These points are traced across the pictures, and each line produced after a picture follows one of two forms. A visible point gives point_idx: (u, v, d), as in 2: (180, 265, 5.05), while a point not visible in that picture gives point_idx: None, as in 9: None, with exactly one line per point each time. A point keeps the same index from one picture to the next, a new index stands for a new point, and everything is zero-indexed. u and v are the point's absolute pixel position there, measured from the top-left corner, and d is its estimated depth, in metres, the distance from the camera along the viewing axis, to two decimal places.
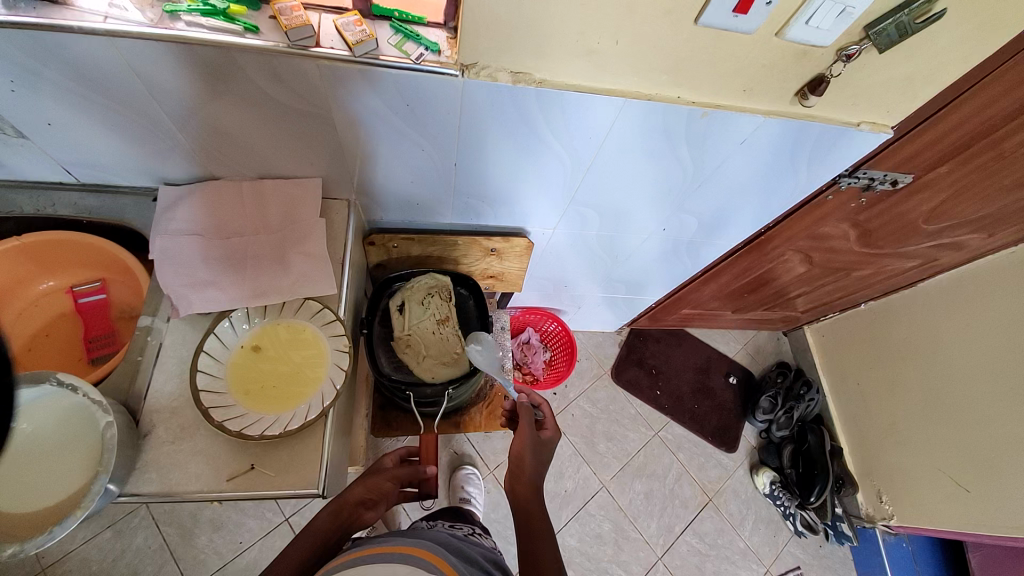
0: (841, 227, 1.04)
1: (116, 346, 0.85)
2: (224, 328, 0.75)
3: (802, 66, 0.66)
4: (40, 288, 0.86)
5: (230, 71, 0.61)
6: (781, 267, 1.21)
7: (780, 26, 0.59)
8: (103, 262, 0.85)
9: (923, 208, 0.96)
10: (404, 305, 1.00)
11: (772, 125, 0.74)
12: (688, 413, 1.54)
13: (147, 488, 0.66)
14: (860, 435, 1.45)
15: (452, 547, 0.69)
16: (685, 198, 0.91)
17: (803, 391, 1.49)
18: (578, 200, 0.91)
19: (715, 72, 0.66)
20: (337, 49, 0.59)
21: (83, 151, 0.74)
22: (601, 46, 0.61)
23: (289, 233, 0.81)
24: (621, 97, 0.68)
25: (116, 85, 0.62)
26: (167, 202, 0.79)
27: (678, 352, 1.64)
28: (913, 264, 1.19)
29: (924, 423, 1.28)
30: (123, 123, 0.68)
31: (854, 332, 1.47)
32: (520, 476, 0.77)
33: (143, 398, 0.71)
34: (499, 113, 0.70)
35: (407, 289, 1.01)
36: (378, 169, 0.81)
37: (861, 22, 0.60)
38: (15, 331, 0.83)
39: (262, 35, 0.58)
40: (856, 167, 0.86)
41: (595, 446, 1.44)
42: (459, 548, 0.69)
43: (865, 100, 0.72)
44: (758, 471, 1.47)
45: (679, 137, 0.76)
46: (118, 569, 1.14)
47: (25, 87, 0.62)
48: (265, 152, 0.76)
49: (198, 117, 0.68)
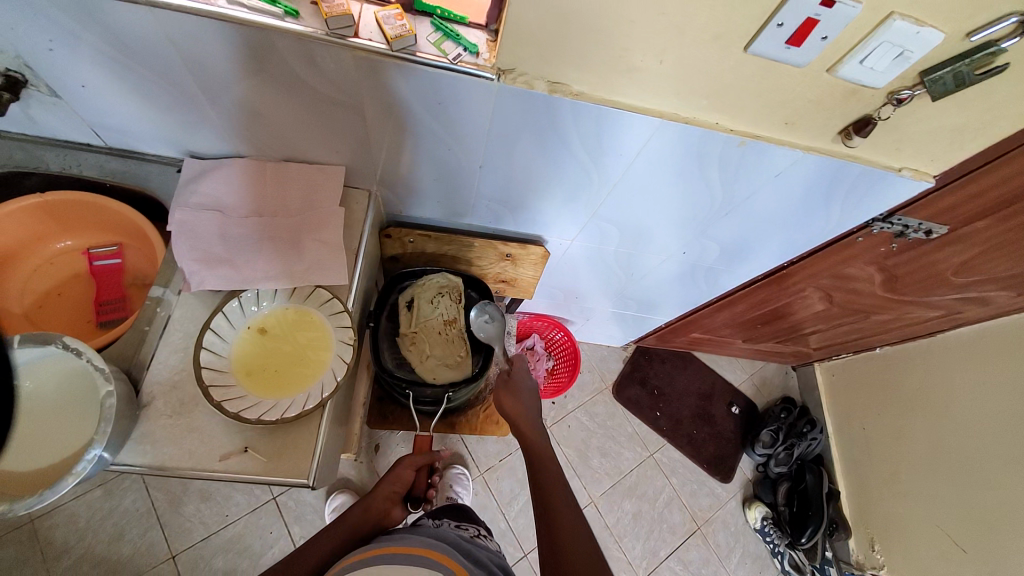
0: (867, 270, 1.01)
1: (126, 313, 0.85)
2: (232, 308, 0.74)
3: (849, 105, 0.63)
4: (57, 247, 0.87)
5: (266, 53, 0.60)
6: (800, 302, 1.18)
7: (832, 62, 0.57)
8: (122, 227, 0.85)
9: (954, 260, 0.93)
10: (413, 302, 1.00)
11: (809, 161, 0.72)
12: (685, 438, 1.51)
13: (140, 459, 0.66)
14: (860, 480, 1.42)
15: (461, 548, 0.68)
16: (709, 224, 0.89)
17: (806, 429, 1.45)
18: (600, 215, 0.89)
19: (758, 102, 0.64)
20: (376, 42, 0.59)
21: (113, 116, 0.74)
22: (644, 65, 0.60)
23: (306, 218, 0.80)
24: (658, 118, 0.66)
25: (152, 56, 0.62)
26: (191, 175, 0.79)
27: (682, 375, 1.61)
28: (934, 315, 1.15)
29: (927, 477, 1.24)
30: (156, 93, 0.68)
31: (864, 376, 1.44)
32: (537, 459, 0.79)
33: (145, 368, 0.71)
34: (531, 121, 0.68)
35: (417, 287, 1.01)
36: (401, 163, 0.80)
37: (917, 67, 0.57)
38: (29, 286, 0.84)
39: (302, 21, 0.57)
40: (891, 212, 0.83)
41: (588, 460, 1.42)
42: (468, 549, 0.69)
43: (909, 147, 0.69)
44: (751, 505, 1.45)
45: (712, 163, 0.74)
46: (105, 528, 1.16)
47: (61, 47, 0.61)
48: (292, 135, 0.75)
49: (229, 95, 0.68)
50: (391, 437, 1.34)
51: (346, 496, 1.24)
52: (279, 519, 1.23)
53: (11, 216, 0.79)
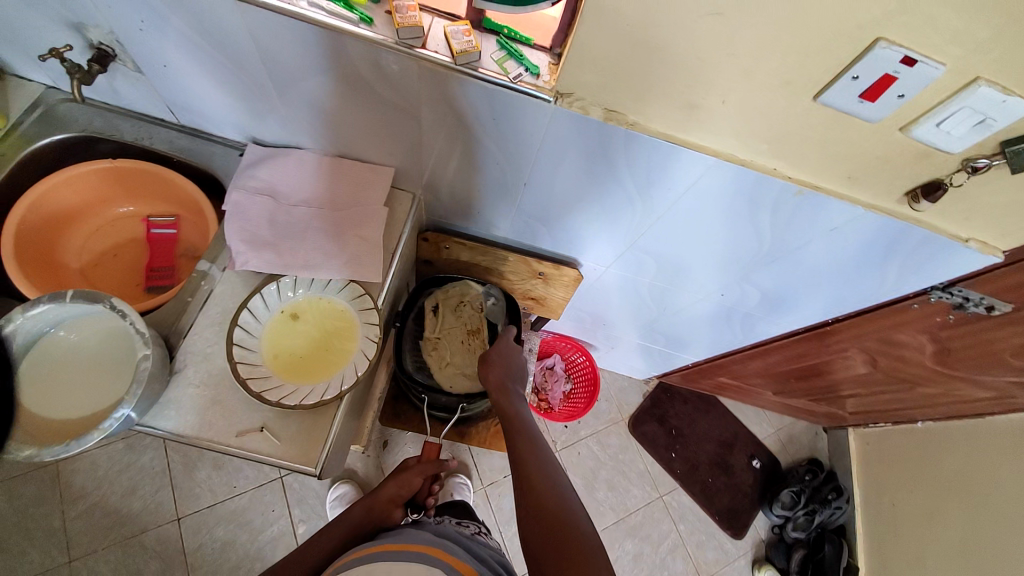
0: (918, 338, 0.95)
1: (171, 281, 0.89)
2: (270, 291, 0.77)
3: (918, 167, 0.60)
4: (119, 212, 0.92)
5: (336, 54, 0.63)
6: (840, 362, 1.12)
7: (907, 121, 0.54)
8: (180, 200, 0.89)
9: (1014, 342, 0.86)
10: (437, 308, 1.01)
11: (868, 219, 0.68)
12: (699, 485, 1.45)
13: (163, 423, 0.69)
14: (883, 558, 1.34)
15: (462, 544, 0.68)
16: (751, 269, 0.86)
17: (831, 496, 1.39)
18: (639, 245, 0.88)
19: (819, 152, 0.61)
20: (441, 55, 0.60)
21: (190, 96, 0.79)
22: (705, 103, 0.59)
23: (350, 214, 0.83)
24: (712, 157, 0.65)
25: (232, 46, 0.66)
26: (251, 160, 0.84)
27: (704, 419, 1.55)
28: (986, 396, 1.06)
29: (955, 568, 1.15)
30: (231, 80, 0.72)
31: (900, 448, 1.35)
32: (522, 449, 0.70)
33: (182, 337, 0.74)
34: (582, 145, 0.68)
35: (442, 294, 1.01)
36: (447, 171, 0.81)
37: (997, 137, 0.54)
38: (92, 245, 0.90)
39: (375, 28, 0.60)
40: (951, 282, 0.78)
41: (594, 491, 1.38)
42: (469, 546, 0.68)
43: (981, 218, 0.65)
44: (760, 567, 1.38)
45: (764, 208, 0.71)
46: (121, 480, 1.21)
47: (152, 28, 0.66)
48: (349, 132, 0.78)
49: (296, 89, 0.71)
50: (402, 436, 1.35)
51: (349, 487, 1.25)
52: (282, 499, 1.25)
53: (83, 177, 0.85)
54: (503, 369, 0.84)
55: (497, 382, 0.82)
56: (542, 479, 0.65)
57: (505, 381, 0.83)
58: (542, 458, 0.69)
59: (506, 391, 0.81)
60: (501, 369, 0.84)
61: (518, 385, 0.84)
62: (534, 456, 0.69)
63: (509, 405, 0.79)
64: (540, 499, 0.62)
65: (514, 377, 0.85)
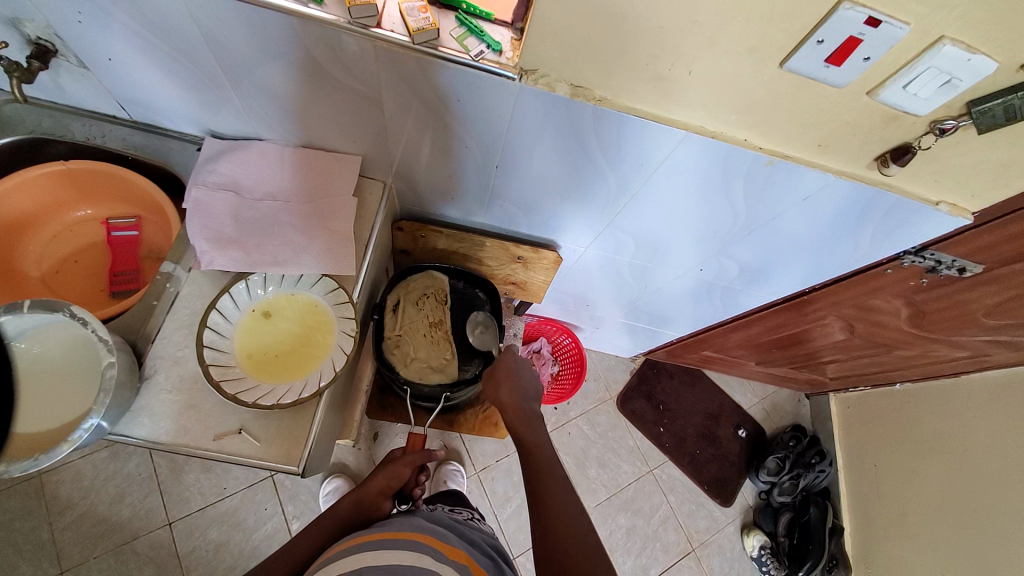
0: (894, 303, 0.96)
1: (137, 285, 0.86)
2: (238, 290, 0.74)
3: (888, 132, 0.60)
4: (77, 216, 0.88)
5: (288, 39, 0.60)
6: (820, 330, 1.13)
7: (874, 84, 0.54)
8: (140, 200, 0.86)
9: (986, 301, 0.87)
10: (398, 305, 0.97)
11: (839, 186, 0.68)
12: (687, 457, 1.48)
13: (136, 431, 0.67)
14: (866, 519, 1.38)
15: (454, 529, 0.68)
16: (728, 242, 0.86)
17: (815, 460, 1.41)
18: (616, 224, 0.87)
19: (789, 121, 0.61)
20: (398, 34, 0.58)
21: (139, 90, 0.75)
22: (672, 74, 0.57)
23: (319, 205, 0.81)
24: (683, 130, 0.64)
25: (179, 36, 0.62)
26: (211, 155, 0.81)
27: (690, 393, 1.57)
28: (961, 356, 1.08)
29: (935, 525, 1.19)
30: (181, 71, 0.69)
31: (880, 411, 1.38)
32: (538, 465, 0.71)
33: (151, 342, 0.72)
34: (552, 124, 0.66)
35: (403, 289, 0.99)
36: (418, 156, 0.79)
37: (964, 97, 0.53)
38: (49, 252, 0.86)
39: (326, 8, 0.57)
40: (924, 246, 0.79)
41: (586, 470, 1.40)
42: (461, 531, 0.68)
43: (949, 180, 0.65)
44: (749, 532, 1.42)
45: (737, 179, 0.71)
46: (108, 489, 1.18)
47: (89, 20, 0.62)
48: (311, 121, 0.75)
49: (251, 78, 0.68)
50: (391, 427, 1.34)
51: (342, 481, 1.24)
52: (275, 497, 1.25)
53: (35, 181, 0.81)
54: (514, 389, 0.82)
55: (510, 404, 0.81)
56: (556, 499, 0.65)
57: (518, 404, 0.81)
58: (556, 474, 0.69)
59: (521, 415, 0.79)
60: (512, 391, 0.82)
61: (533, 405, 0.82)
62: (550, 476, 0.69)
63: (526, 431, 0.77)
64: (552, 518, 0.63)
65: (526, 396, 0.83)
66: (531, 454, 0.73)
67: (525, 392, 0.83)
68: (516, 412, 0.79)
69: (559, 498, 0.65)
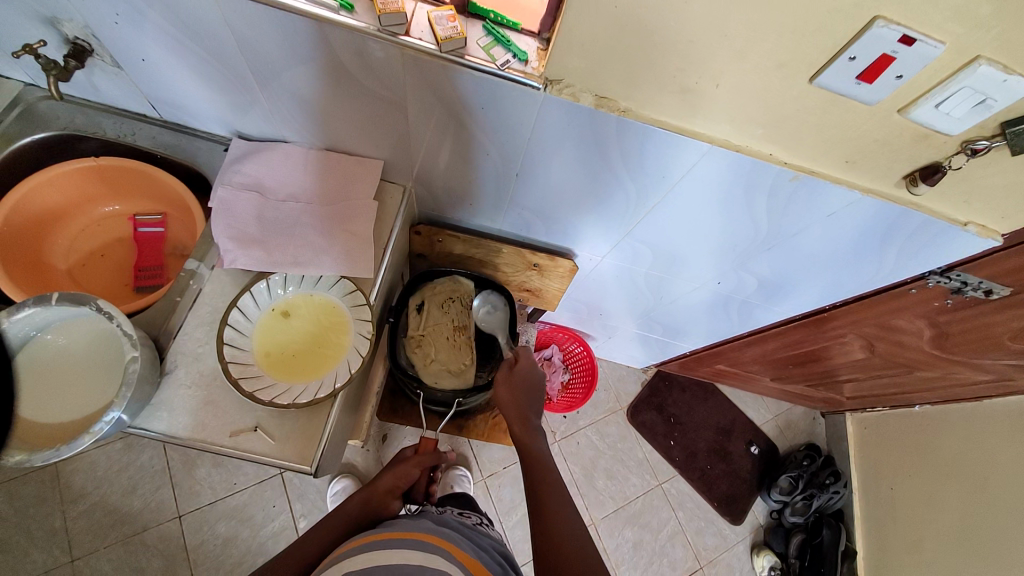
0: (917, 323, 0.94)
1: (161, 280, 0.88)
2: (259, 289, 0.75)
3: (919, 149, 0.59)
4: (104, 211, 0.90)
5: (320, 47, 0.61)
6: (840, 347, 1.11)
7: (905, 102, 0.53)
8: (167, 197, 0.88)
9: (1012, 325, 0.85)
10: (423, 305, 0.98)
11: (866, 204, 0.67)
12: (698, 472, 1.46)
13: (155, 424, 0.68)
14: (880, 543, 1.35)
15: (464, 533, 0.68)
16: (748, 256, 0.85)
17: (828, 481, 1.40)
18: (634, 235, 0.87)
19: (816, 137, 0.60)
20: (425, 42, 0.59)
21: (170, 90, 0.77)
22: (698, 87, 0.57)
23: (341, 207, 0.82)
24: (706, 144, 0.63)
25: (211, 38, 0.64)
26: (237, 155, 0.82)
27: (702, 407, 1.55)
28: (984, 380, 1.06)
29: (951, 552, 1.17)
30: (212, 72, 0.70)
31: (898, 431, 1.35)
32: (540, 484, 0.69)
33: (172, 337, 0.73)
34: (573, 132, 0.67)
35: (429, 290, 0.99)
36: (440, 162, 0.80)
37: (997, 117, 0.52)
38: (77, 246, 0.88)
39: (356, 15, 0.58)
40: (949, 267, 0.77)
41: (594, 481, 1.39)
42: (471, 536, 0.68)
43: (979, 201, 0.64)
44: (759, 552, 1.39)
45: (760, 194, 0.70)
46: (121, 480, 1.20)
47: (127, 21, 0.64)
48: (335, 124, 0.76)
49: (281, 82, 0.69)
50: (400, 429, 1.34)
51: (349, 481, 1.25)
52: (284, 495, 1.25)
53: (65, 176, 0.83)
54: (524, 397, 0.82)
55: (515, 411, 0.80)
56: (555, 510, 0.65)
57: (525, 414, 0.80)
58: (558, 490, 0.68)
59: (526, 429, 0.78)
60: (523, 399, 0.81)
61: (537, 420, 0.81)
62: (554, 499, 0.66)
63: (528, 439, 0.76)
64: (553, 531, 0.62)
65: (532, 404, 0.82)
66: (535, 468, 0.72)
67: (532, 398, 0.82)
68: (519, 420, 0.79)
69: (561, 509, 0.64)
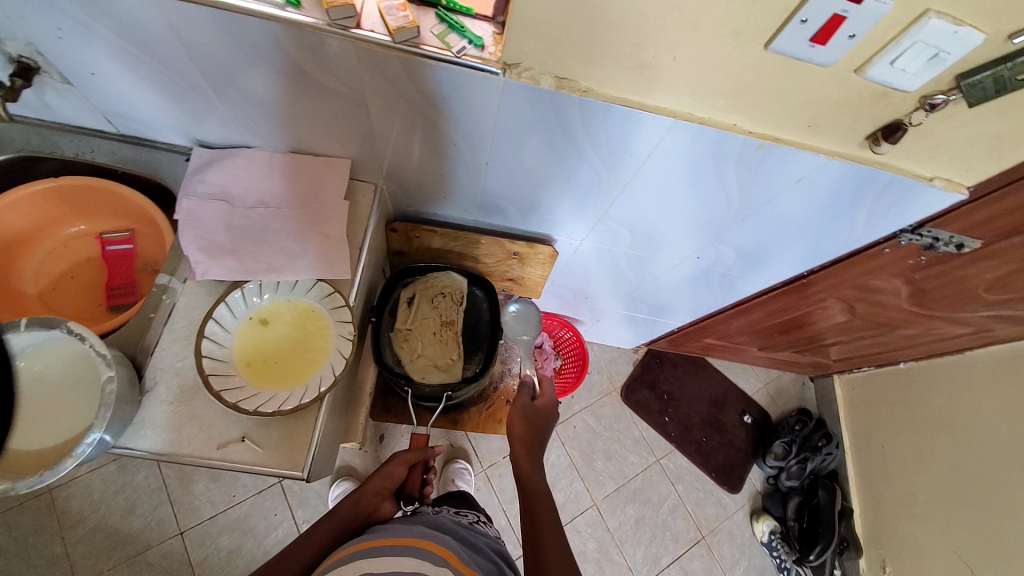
0: (893, 283, 0.95)
1: (135, 297, 0.86)
2: (234, 299, 0.75)
3: (879, 109, 0.59)
4: (70, 232, 0.88)
5: (273, 47, 0.60)
6: (821, 312, 1.13)
7: (860, 62, 0.53)
8: (132, 213, 0.86)
9: (986, 276, 0.86)
10: (413, 299, 0.99)
11: (833, 167, 0.67)
12: (694, 445, 1.48)
13: (139, 443, 0.67)
14: (874, 501, 1.38)
15: (457, 534, 0.68)
16: (724, 228, 0.85)
17: (821, 443, 1.41)
18: (610, 216, 0.87)
19: (778, 103, 0.60)
20: (378, 33, 0.58)
21: (124, 103, 0.75)
22: (656, 61, 0.57)
23: (312, 210, 0.80)
24: (670, 118, 0.63)
25: (159, 46, 0.62)
26: (199, 164, 0.80)
27: (694, 382, 1.57)
28: (965, 332, 1.08)
29: (943, 501, 1.19)
30: (165, 81, 0.68)
31: (886, 390, 1.37)
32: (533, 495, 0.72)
33: (150, 354, 0.72)
34: (537, 115, 0.66)
35: (421, 284, 1.00)
36: (408, 157, 0.79)
37: (952, 71, 0.52)
38: (44, 270, 0.86)
39: (303, 10, 0.57)
40: (920, 223, 0.78)
41: (593, 463, 1.40)
42: (465, 536, 0.68)
43: (944, 155, 0.64)
44: (759, 518, 1.42)
45: (729, 164, 0.70)
46: (118, 502, 1.19)
47: (70, 35, 0.62)
48: (297, 126, 0.75)
49: (234, 85, 0.67)
50: (395, 429, 1.34)
51: (349, 483, 1.25)
52: (284, 502, 1.25)
53: (25, 199, 0.81)
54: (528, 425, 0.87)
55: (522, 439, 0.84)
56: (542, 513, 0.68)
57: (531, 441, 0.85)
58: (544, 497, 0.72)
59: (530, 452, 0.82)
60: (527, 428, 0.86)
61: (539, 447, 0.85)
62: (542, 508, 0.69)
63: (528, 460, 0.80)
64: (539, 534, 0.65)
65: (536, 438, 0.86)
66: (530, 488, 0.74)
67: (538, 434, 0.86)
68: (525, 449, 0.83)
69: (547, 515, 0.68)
